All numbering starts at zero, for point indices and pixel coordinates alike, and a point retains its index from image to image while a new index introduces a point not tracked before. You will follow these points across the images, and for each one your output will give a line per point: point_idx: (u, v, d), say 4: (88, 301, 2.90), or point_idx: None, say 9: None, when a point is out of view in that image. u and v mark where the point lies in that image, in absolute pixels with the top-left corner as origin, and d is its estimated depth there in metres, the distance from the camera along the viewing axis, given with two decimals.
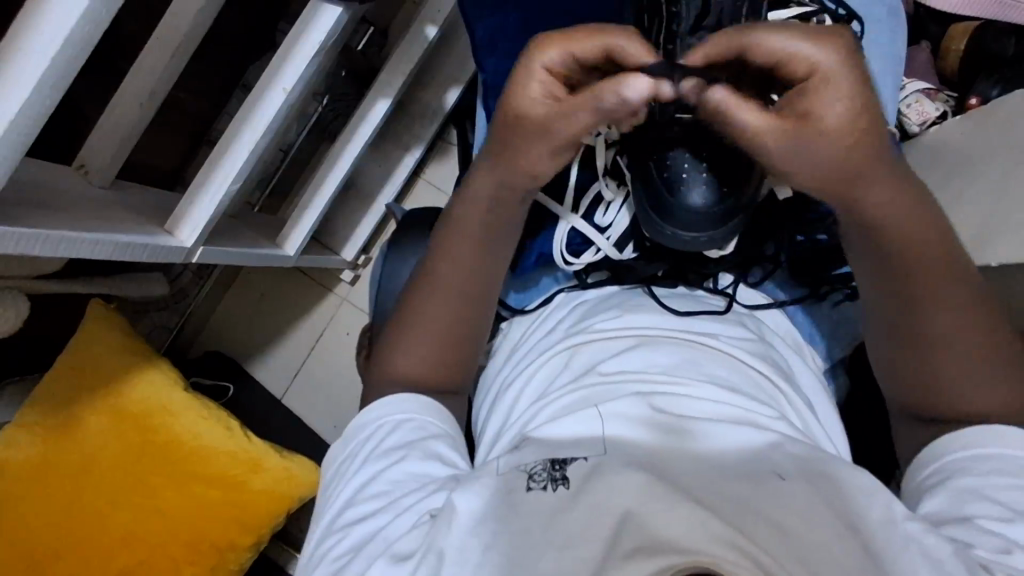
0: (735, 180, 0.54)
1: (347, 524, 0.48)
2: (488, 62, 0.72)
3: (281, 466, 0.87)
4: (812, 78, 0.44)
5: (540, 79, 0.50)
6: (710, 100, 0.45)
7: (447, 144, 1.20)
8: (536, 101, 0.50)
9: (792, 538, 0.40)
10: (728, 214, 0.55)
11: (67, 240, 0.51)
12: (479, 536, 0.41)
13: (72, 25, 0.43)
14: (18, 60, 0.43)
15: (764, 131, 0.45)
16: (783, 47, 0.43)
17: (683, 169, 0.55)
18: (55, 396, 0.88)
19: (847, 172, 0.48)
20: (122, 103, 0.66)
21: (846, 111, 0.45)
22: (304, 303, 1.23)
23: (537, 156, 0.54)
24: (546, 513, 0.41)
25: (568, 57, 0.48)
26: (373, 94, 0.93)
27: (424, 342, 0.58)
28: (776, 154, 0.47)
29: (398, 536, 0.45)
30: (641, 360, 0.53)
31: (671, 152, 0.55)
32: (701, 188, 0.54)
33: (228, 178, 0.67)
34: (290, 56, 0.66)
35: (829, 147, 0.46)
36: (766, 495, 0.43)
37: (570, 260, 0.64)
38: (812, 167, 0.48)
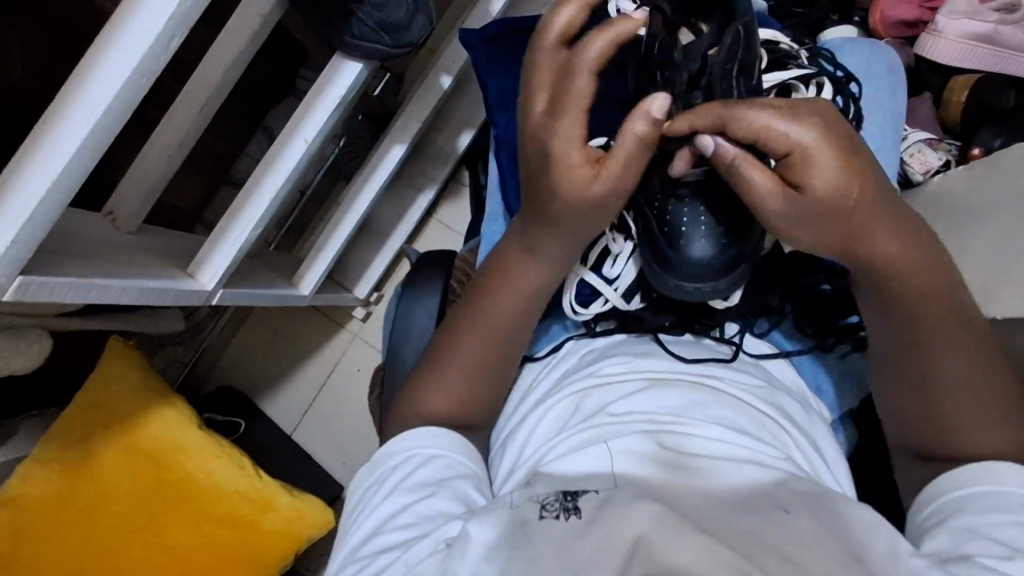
0: (735, 229, 0.56)
1: (369, 553, 0.48)
2: (500, 117, 0.75)
3: (291, 506, 0.87)
4: (795, 152, 0.48)
5: (575, 152, 0.53)
6: (723, 155, 0.50)
7: (458, 185, 1.24)
8: (578, 171, 0.53)
9: (799, 566, 0.40)
10: (732, 263, 0.56)
11: (98, 288, 0.53)
12: (495, 560, 0.41)
13: (115, 93, 0.46)
14: (68, 120, 0.46)
15: (768, 193, 0.49)
16: (762, 119, 0.47)
17: (682, 222, 0.57)
18: (74, 431, 0.88)
19: (838, 234, 0.51)
20: (150, 153, 0.69)
21: (837, 179, 0.48)
22: (317, 338, 1.25)
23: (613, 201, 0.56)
24: (560, 539, 0.42)
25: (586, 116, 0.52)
26: (389, 139, 0.97)
27: (455, 382, 0.59)
28: (772, 215, 0.51)
29: (418, 562, 0.45)
30: (649, 401, 0.54)
31: (671, 206, 0.57)
32: (702, 240, 0.56)
33: (251, 224, 0.70)
34: (311, 110, 0.69)
35: (819, 207, 0.49)
36: (778, 528, 0.43)
37: (579, 311, 0.65)
38: (811, 224, 0.50)
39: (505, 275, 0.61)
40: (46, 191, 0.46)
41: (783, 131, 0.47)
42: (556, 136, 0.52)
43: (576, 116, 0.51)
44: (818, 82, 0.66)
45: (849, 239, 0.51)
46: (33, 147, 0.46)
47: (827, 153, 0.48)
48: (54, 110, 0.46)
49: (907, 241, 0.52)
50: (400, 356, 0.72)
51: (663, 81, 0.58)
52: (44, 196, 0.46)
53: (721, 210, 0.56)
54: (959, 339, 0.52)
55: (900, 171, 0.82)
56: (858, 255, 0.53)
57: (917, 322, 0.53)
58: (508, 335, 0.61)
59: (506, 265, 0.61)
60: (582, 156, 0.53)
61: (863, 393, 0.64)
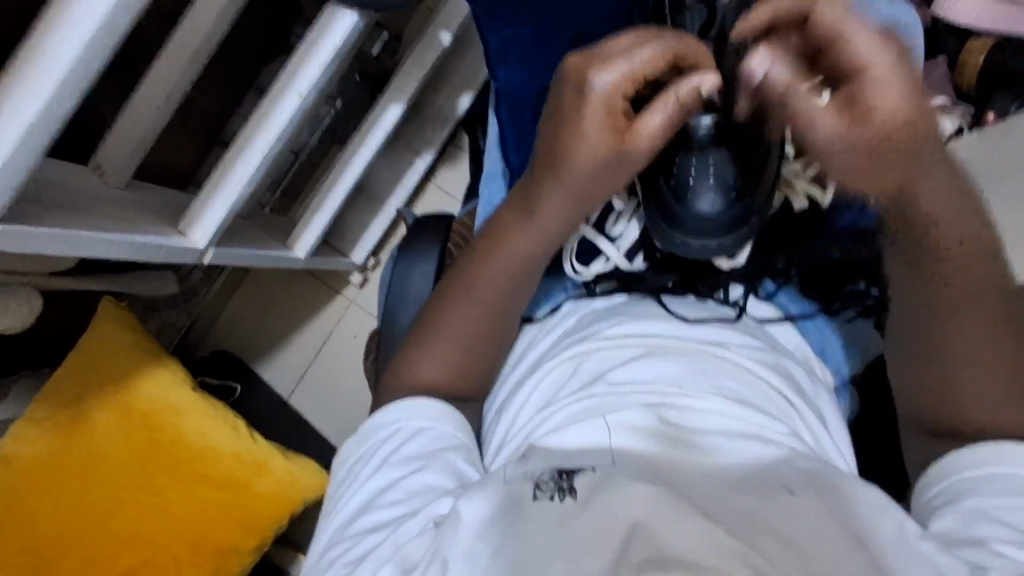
0: (745, 183, 0.54)
1: (357, 532, 0.48)
2: (501, 71, 0.72)
3: (285, 468, 0.87)
4: (862, 75, 0.44)
5: (608, 110, 0.52)
6: (773, 78, 0.47)
7: (457, 149, 1.21)
8: (601, 131, 0.52)
9: (804, 551, 0.39)
10: (741, 219, 0.55)
11: (84, 242, 0.52)
12: (486, 542, 0.41)
13: (92, 33, 0.44)
14: (46, 60, 0.44)
15: (827, 116, 0.46)
16: (838, 28, 0.44)
17: (689, 175, 0.54)
18: (67, 393, 0.87)
19: (899, 159, 0.48)
20: (138, 104, 0.67)
21: (901, 109, 0.45)
22: (312, 304, 1.24)
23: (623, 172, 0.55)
24: (555, 520, 0.40)
25: (633, 77, 0.51)
26: (386, 99, 0.94)
27: (452, 343, 0.59)
28: (830, 144, 0.47)
29: (407, 541, 0.44)
30: (649, 370, 0.53)
31: (677, 159, 0.55)
32: (709, 195, 0.53)
33: (241, 181, 0.68)
34: (305, 62, 0.67)
35: (878, 136, 0.46)
36: (781, 511, 0.42)
37: (580, 271, 0.64)
38: (869, 149, 0.47)
39: (505, 235, 0.59)
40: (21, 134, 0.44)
41: (860, 49, 0.44)
42: (596, 84, 0.51)
43: (620, 75, 0.51)
44: None
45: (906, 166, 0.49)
46: (9, 87, 0.44)
47: (897, 84, 0.44)
48: (32, 48, 0.45)
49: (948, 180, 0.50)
50: (396, 319, 0.71)
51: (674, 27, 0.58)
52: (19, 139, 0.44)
53: (732, 161, 0.54)
54: (983, 303, 0.50)
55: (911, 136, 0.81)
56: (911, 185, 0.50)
57: (932, 292, 0.51)
58: (508, 298, 0.60)
59: (505, 225, 0.59)
60: (612, 110, 0.52)
61: (869, 359, 0.63)
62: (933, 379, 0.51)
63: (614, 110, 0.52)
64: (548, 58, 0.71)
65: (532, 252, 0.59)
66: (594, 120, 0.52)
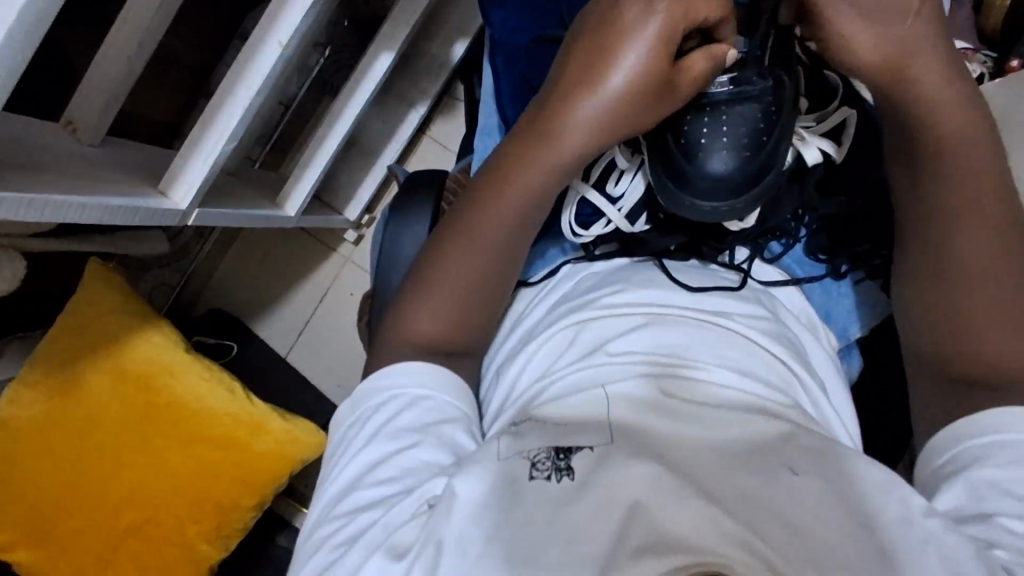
0: (759, 143, 0.52)
1: (348, 512, 0.47)
2: (496, 17, 0.67)
3: (282, 429, 0.86)
4: None
5: (656, 48, 0.49)
6: None
7: (453, 100, 1.16)
8: (637, 73, 0.50)
9: (804, 537, 0.38)
10: (753, 179, 0.52)
11: (53, 205, 0.49)
12: (478, 528, 0.40)
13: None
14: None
15: None
16: None
17: (701, 134, 0.53)
18: (58, 356, 0.86)
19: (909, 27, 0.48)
20: (109, 54, 0.62)
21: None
22: (308, 262, 1.22)
23: (641, 121, 0.52)
24: (550, 504, 0.40)
25: (687, 22, 0.49)
26: (375, 47, 0.89)
27: (446, 298, 0.56)
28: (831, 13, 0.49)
29: (398, 525, 0.43)
30: (649, 340, 0.51)
31: (688, 117, 0.53)
32: (721, 153, 0.52)
33: (223, 137, 0.64)
34: (285, 7, 0.62)
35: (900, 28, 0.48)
36: (782, 491, 0.41)
37: (578, 233, 0.61)
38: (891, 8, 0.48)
39: (500, 186, 0.56)
40: None
41: None
42: (656, 15, 0.49)
43: (678, 12, 0.48)
44: None
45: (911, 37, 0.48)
46: None
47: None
48: None
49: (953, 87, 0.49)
50: (390, 281, 0.69)
51: None
52: None
53: (746, 121, 0.52)
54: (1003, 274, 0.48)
55: None
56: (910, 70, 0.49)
57: (952, 261, 0.49)
58: (506, 262, 0.58)
59: (495, 179, 0.56)
60: (670, 38, 0.49)
61: (874, 323, 0.60)
62: (944, 349, 0.50)
63: (671, 39, 0.49)
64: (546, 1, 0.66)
65: (527, 207, 0.56)
66: (649, 45, 0.49)
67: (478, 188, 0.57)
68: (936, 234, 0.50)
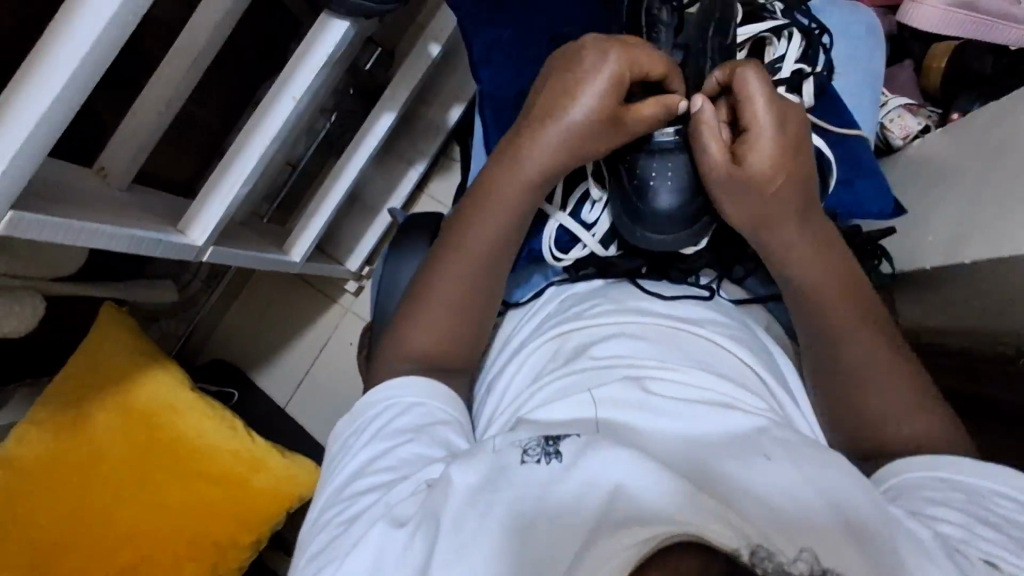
0: (698, 186, 0.61)
1: (353, 494, 0.50)
2: (484, 74, 0.75)
3: (282, 465, 0.88)
4: (753, 132, 0.57)
5: (608, 87, 0.58)
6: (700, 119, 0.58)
7: (450, 161, 1.25)
8: (587, 108, 0.59)
9: (776, 508, 0.42)
10: (694, 216, 0.62)
11: (88, 231, 0.54)
12: (474, 505, 0.43)
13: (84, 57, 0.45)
14: (38, 89, 0.45)
15: (719, 162, 0.58)
16: (758, 97, 0.56)
17: (650, 177, 0.61)
18: (67, 394, 0.89)
19: (773, 209, 0.59)
20: (139, 108, 0.69)
21: (779, 177, 0.58)
22: (309, 312, 1.27)
23: (587, 145, 0.60)
24: (540, 487, 0.43)
25: (634, 68, 0.59)
26: (378, 109, 0.97)
27: (441, 324, 0.61)
28: (716, 187, 0.59)
29: (400, 499, 0.47)
30: (631, 346, 0.56)
31: (641, 161, 0.62)
32: (667, 193, 0.61)
33: (240, 181, 0.71)
34: (299, 69, 0.70)
35: (765, 197, 0.58)
36: (755, 471, 0.45)
37: (559, 257, 0.67)
38: (760, 196, 0.58)
39: (494, 208, 0.62)
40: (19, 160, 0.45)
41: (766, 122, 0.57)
42: (606, 62, 0.58)
43: (624, 63, 0.58)
44: (790, 32, 0.68)
45: (776, 210, 0.59)
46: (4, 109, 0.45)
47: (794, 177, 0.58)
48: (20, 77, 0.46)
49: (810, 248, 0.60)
50: (387, 314, 0.74)
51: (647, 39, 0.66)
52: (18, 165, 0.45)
53: (686, 167, 0.61)
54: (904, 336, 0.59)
55: (881, 136, 0.87)
56: (774, 235, 0.60)
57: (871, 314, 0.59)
58: (495, 283, 0.63)
59: (483, 213, 0.63)
60: (620, 82, 0.58)
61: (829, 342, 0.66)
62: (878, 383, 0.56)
63: (618, 85, 0.58)
64: (529, 60, 0.74)
65: (511, 236, 0.63)
66: (601, 89, 0.58)
67: (468, 218, 0.63)
68: (853, 298, 0.59)
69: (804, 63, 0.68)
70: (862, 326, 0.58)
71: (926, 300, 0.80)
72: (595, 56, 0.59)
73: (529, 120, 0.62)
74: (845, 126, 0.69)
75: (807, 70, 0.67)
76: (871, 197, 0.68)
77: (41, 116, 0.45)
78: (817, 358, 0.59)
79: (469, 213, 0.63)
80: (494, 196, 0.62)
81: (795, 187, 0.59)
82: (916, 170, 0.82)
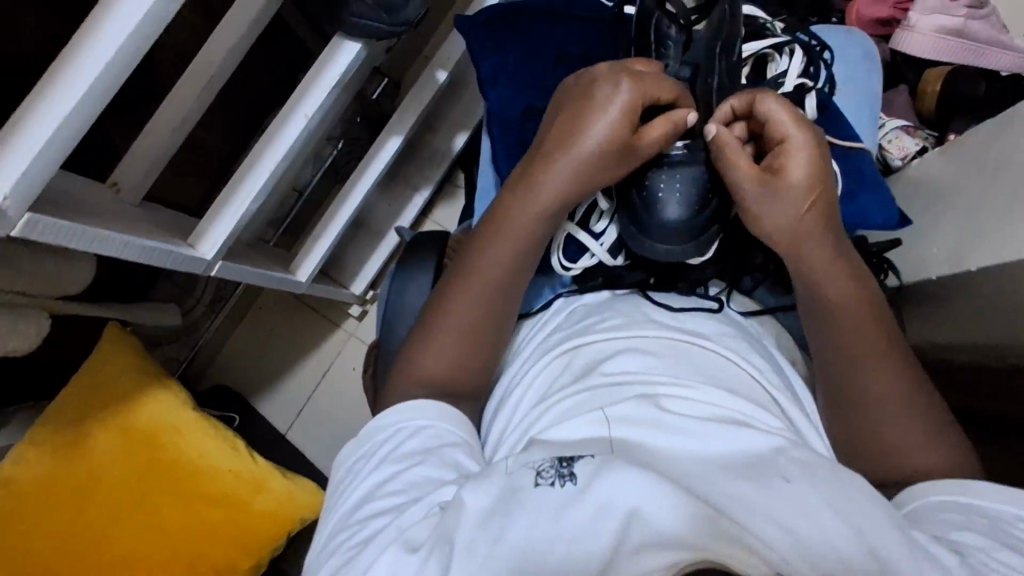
0: (705, 198, 0.62)
1: (363, 518, 0.49)
2: (492, 94, 0.77)
3: (283, 487, 0.88)
4: (784, 145, 0.58)
5: (621, 111, 0.60)
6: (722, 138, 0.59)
7: (454, 188, 1.27)
8: (602, 132, 0.60)
9: (798, 537, 0.41)
10: (699, 228, 0.62)
11: (101, 237, 0.55)
12: (488, 529, 0.42)
13: (101, 70, 0.47)
14: (54, 100, 0.47)
15: (750, 174, 0.58)
16: (783, 112, 0.58)
17: (659, 189, 0.62)
18: (67, 414, 0.88)
19: (806, 221, 0.58)
20: (154, 126, 0.71)
21: (812, 188, 0.58)
22: (312, 337, 1.26)
23: (601, 168, 0.61)
24: (553, 510, 0.42)
25: (645, 93, 0.60)
26: (385, 133, 0.99)
27: (449, 350, 0.61)
28: (752, 200, 0.59)
29: (411, 524, 0.46)
30: (642, 365, 0.55)
31: (649, 172, 0.62)
32: (675, 204, 0.61)
33: (249, 197, 0.72)
34: (311, 89, 0.72)
35: (800, 207, 0.58)
36: (777, 495, 0.43)
37: (568, 267, 0.68)
38: (795, 208, 0.58)
39: (504, 221, 0.63)
40: (34, 170, 0.46)
41: (796, 135, 0.58)
42: (619, 88, 0.60)
43: (636, 89, 0.60)
44: (791, 48, 0.70)
45: (808, 224, 0.58)
46: (22, 119, 0.47)
47: (824, 191, 0.58)
48: (38, 88, 0.47)
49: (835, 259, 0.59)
50: (395, 330, 0.74)
51: (655, 55, 0.68)
52: (31, 174, 0.46)
53: (695, 180, 0.62)
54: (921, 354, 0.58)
55: (880, 157, 0.88)
56: (804, 250, 0.59)
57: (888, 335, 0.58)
58: (505, 297, 0.63)
59: (491, 232, 0.64)
60: (632, 106, 0.60)
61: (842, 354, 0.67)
62: (890, 403, 0.56)
63: (633, 112, 0.60)
64: (535, 80, 0.76)
65: (519, 255, 0.63)
66: (615, 116, 0.60)
67: (477, 240, 0.64)
68: (871, 319, 0.58)
69: (807, 78, 0.71)
70: (882, 342, 0.57)
71: (932, 316, 0.80)
72: (610, 86, 0.60)
73: (544, 146, 0.63)
74: (847, 140, 0.71)
75: (809, 85, 0.70)
76: (874, 210, 0.69)
77: (57, 125, 0.46)
78: (827, 381, 0.59)
79: (478, 238, 0.64)
80: (504, 220, 0.63)
81: (826, 201, 0.59)
82: (916, 189, 0.83)
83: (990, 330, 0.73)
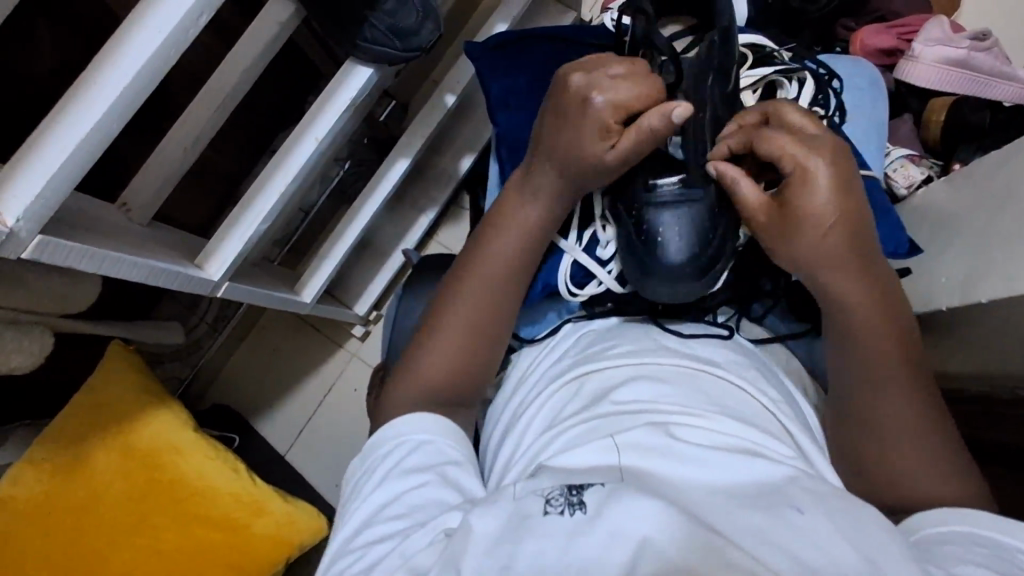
0: (707, 238, 0.63)
1: (365, 543, 0.48)
2: (501, 117, 0.78)
3: (283, 511, 0.87)
4: (796, 171, 0.57)
5: (598, 125, 0.60)
6: (725, 174, 0.60)
7: (459, 210, 1.27)
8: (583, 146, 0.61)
9: (810, 567, 0.40)
10: (706, 267, 0.63)
11: (111, 258, 0.54)
12: (495, 557, 0.41)
13: (118, 92, 0.47)
14: (71, 120, 0.47)
15: (764, 205, 0.59)
16: (779, 146, 0.57)
17: (658, 230, 0.63)
18: (67, 434, 0.87)
19: (828, 252, 0.57)
20: (165, 145, 0.71)
21: (822, 205, 0.56)
22: (314, 357, 1.26)
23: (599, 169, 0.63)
24: (562, 537, 0.41)
25: (617, 105, 0.60)
26: (393, 154, 1.00)
27: (451, 353, 0.61)
28: (763, 232, 0.59)
29: (416, 551, 0.45)
30: (652, 391, 0.55)
31: (648, 215, 0.64)
32: (676, 247, 0.62)
33: (258, 218, 0.72)
34: (323, 110, 0.72)
35: (819, 234, 0.57)
36: (789, 526, 0.42)
37: (575, 292, 0.69)
38: (816, 237, 0.57)
39: (507, 221, 0.65)
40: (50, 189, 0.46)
41: (802, 158, 0.57)
42: (593, 103, 0.60)
43: (607, 103, 0.60)
44: (800, 76, 0.72)
45: (831, 246, 0.57)
46: (37, 139, 0.47)
47: (829, 223, 0.57)
48: (55, 109, 0.47)
49: (859, 282, 0.58)
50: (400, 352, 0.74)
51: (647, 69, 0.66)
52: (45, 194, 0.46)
53: (695, 220, 0.63)
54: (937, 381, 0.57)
55: (886, 186, 0.88)
56: (824, 278, 0.58)
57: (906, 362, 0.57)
58: (507, 305, 0.64)
59: (492, 236, 0.65)
60: (607, 120, 0.60)
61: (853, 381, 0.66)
62: (901, 433, 0.55)
63: (608, 126, 0.60)
64: None
65: (520, 261, 0.64)
66: (591, 131, 0.61)
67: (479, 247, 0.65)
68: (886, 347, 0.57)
69: (817, 105, 0.72)
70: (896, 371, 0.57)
71: (941, 346, 0.80)
72: (580, 101, 0.61)
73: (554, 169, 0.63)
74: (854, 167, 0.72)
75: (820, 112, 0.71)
76: (882, 236, 0.69)
77: (72, 145, 0.46)
78: (842, 416, 0.58)
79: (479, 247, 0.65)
80: (510, 220, 0.65)
81: (836, 227, 0.57)
82: (922, 217, 0.83)
83: (997, 361, 0.73)
